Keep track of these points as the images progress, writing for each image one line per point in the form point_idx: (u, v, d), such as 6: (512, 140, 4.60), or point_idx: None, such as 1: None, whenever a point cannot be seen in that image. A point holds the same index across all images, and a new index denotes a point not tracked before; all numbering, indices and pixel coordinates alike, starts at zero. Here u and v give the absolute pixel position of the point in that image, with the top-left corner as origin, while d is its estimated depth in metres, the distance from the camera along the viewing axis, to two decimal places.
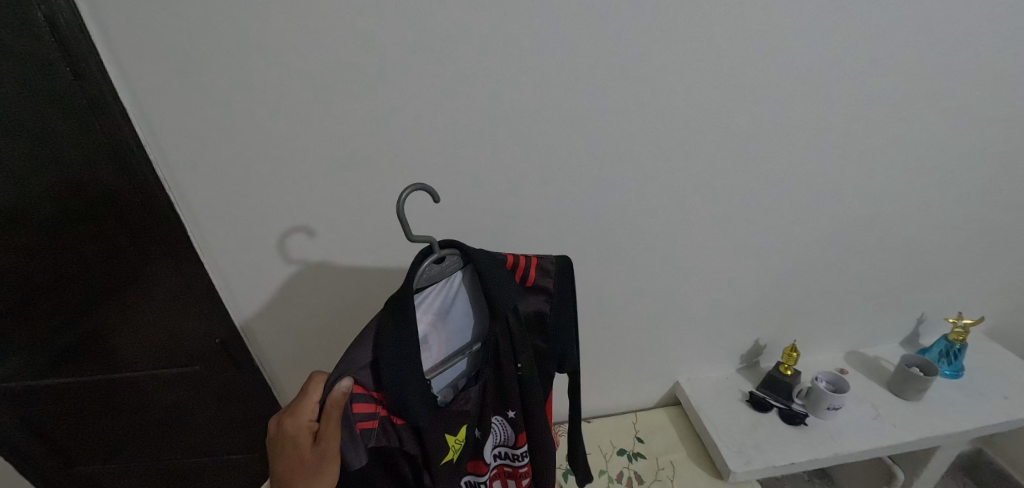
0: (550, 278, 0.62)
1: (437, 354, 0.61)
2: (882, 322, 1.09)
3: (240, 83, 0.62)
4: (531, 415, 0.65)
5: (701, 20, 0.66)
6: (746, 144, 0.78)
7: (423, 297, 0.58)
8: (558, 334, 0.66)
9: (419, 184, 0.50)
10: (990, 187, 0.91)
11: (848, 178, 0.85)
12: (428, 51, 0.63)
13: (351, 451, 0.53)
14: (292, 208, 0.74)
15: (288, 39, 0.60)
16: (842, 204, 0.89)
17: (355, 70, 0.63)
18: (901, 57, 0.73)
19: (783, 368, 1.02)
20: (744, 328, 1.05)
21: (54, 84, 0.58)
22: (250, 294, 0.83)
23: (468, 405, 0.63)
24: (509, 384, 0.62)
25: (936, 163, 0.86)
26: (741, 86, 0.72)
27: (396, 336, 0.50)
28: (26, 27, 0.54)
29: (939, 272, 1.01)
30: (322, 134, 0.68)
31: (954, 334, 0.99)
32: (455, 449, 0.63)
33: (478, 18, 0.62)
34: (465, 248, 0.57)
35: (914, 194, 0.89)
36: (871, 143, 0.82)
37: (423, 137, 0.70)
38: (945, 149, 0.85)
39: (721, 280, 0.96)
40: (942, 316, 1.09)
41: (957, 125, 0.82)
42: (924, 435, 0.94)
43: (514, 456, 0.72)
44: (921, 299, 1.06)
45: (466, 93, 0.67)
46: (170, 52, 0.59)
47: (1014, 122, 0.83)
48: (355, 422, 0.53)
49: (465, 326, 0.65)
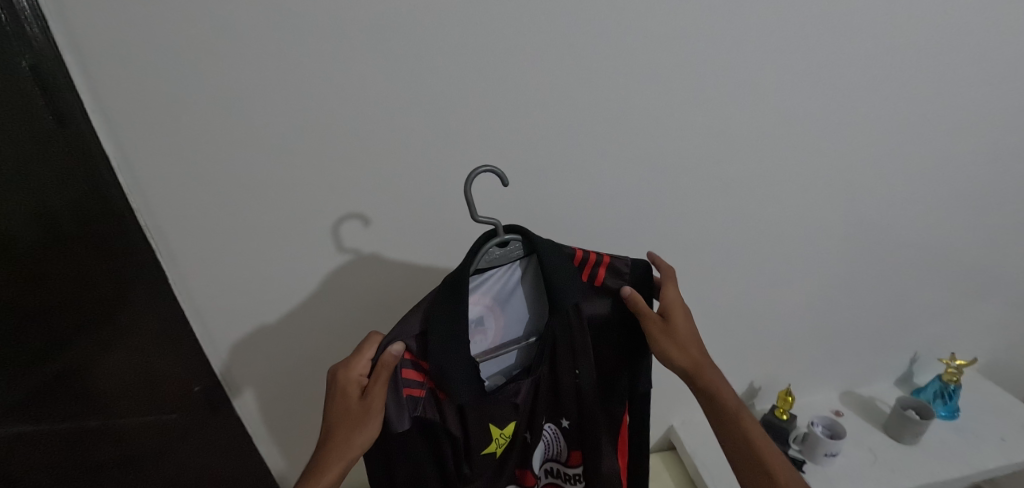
0: (621, 281, 0.54)
1: (492, 338, 0.57)
2: (875, 361, 1.08)
3: (224, 130, 0.63)
4: (588, 429, 0.59)
5: (685, 72, 0.68)
6: (730, 190, 0.79)
7: (479, 280, 0.53)
8: (624, 344, 0.58)
9: (487, 166, 0.49)
10: (973, 230, 0.92)
11: (832, 221, 0.86)
12: (419, 100, 0.65)
13: (396, 414, 0.50)
14: (336, 196, 0.71)
15: (283, 97, 0.62)
16: (828, 247, 0.90)
17: (350, 118, 0.65)
18: (878, 106, 0.76)
19: (779, 412, 1.00)
20: (738, 371, 1.03)
21: (30, 135, 0.55)
22: (228, 326, 0.83)
23: (520, 400, 0.57)
24: (565, 387, 0.57)
25: (918, 206, 0.88)
26: (725, 134, 0.74)
27: (444, 321, 0.47)
28: (9, 77, 0.51)
29: (929, 313, 1.01)
30: (304, 180, 0.69)
31: (948, 374, 0.97)
32: (499, 442, 0.57)
33: (468, 73, 0.64)
34: (531, 238, 0.49)
35: (898, 237, 0.91)
36: (853, 189, 0.83)
37: (411, 184, 0.71)
38: (927, 191, 0.86)
39: (713, 323, 0.95)
40: (936, 356, 1.08)
41: (935, 170, 0.84)
42: (923, 481, 0.92)
43: (568, 476, 0.65)
44: (914, 339, 1.05)
45: (457, 141, 0.68)
46: (160, 109, 0.60)
47: (987, 168, 0.86)
48: (401, 387, 0.50)
49: (523, 318, 0.58)
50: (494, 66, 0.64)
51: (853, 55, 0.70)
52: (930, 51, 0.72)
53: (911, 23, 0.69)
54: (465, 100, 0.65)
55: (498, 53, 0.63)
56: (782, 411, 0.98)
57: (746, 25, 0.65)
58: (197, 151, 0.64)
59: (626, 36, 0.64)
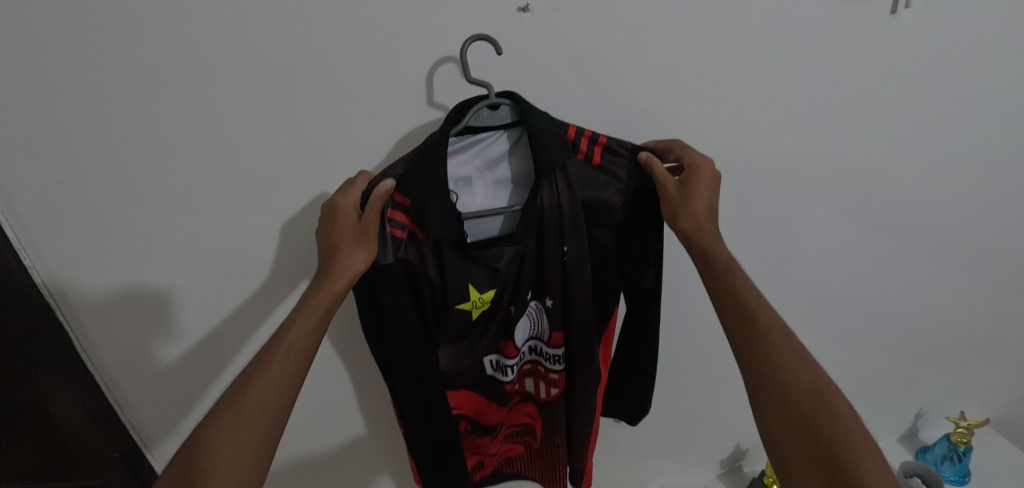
0: (623, 165, 0.41)
1: (480, 205, 0.43)
2: (875, 423, 1.00)
3: (108, 114, 0.48)
4: (580, 317, 0.43)
5: (650, 60, 0.56)
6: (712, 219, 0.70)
7: (461, 142, 0.40)
8: (627, 237, 0.44)
9: (478, 35, 0.42)
10: (972, 285, 0.85)
11: (827, 268, 0.79)
12: (286, 34, 0.47)
13: (385, 254, 0.39)
14: (394, 77, 0.51)
15: (183, 65, 0.47)
16: (820, 301, 0.82)
17: (188, 54, 0.47)
18: (874, 145, 0.69)
19: (767, 479, 0.91)
20: (724, 430, 0.94)
21: None
22: (112, 346, 0.63)
23: (500, 272, 0.42)
24: (550, 272, 0.41)
25: (919, 253, 0.80)
26: (703, 142, 0.63)
27: (431, 161, 0.37)
28: None
29: (927, 371, 0.94)
30: (169, 149, 0.51)
31: (956, 435, 0.88)
32: (478, 312, 0.43)
33: (415, 34, 0.49)
34: (519, 103, 0.37)
35: (899, 292, 0.83)
36: (855, 243, 0.77)
37: (298, 134, 0.53)
38: (929, 235, 0.78)
39: (698, 382, 0.86)
40: (941, 412, 0.99)
41: (943, 213, 0.76)
42: None
43: (549, 357, 0.48)
44: (917, 396, 0.97)
45: (359, 91, 0.51)
46: (57, 118, 0.48)
47: (1002, 209, 0.78)
48: (387, 229, 0.39)
49: (512, 191, 0.43)
50: (447, 30, 0.50)
51: (846, 94, 0.64)
52: (924, 97, 0.66)
53: (904, 66, 0.63)
54: (415, 66, 0.51)
55: (453, 15, 0.49)
56: (770, 478, 0.90)
57: (734, 41, 0.57)
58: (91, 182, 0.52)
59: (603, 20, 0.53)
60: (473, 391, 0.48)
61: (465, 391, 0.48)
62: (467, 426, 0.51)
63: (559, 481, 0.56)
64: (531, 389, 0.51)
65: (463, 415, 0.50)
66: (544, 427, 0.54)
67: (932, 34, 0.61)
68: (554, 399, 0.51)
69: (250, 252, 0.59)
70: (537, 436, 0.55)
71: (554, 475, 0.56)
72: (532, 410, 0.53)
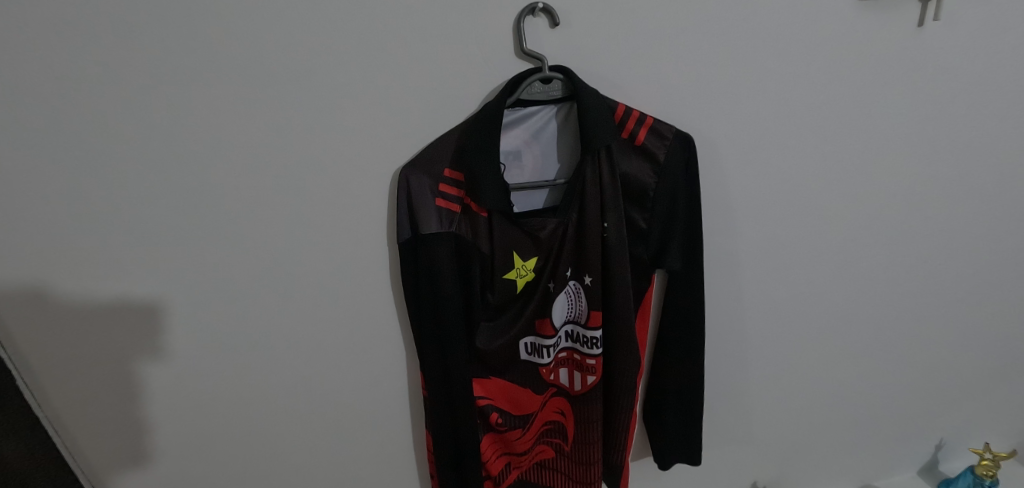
0: (664, 146, 0.50)
1: (529, 173, 0.54)
2: (895, 455, 0.95)
3: (106, 105, 0.46)
4: (613, 294, 0.53)
5: (680, 62, 0.54)
6: (733, 238, 0.67)
7: (516, 116, 0.51)
8: (659, 207, 0.52)
9: (535, 6, 0.46)
10: (989, 312, 0.83)
11: (850, 291, 0.76)
12: (298, 24, 0.45)
13: (435, 217, 0.49)
14: (413, 71, 0.49)
15: (180, 51, 0.45)
16: (841, 325, 0.79)
17: (194, 43, 0.45)
18: (898, 166, 0.67)
19: None
20: (743, 463, 0.88)
21: None
22: (69, 368, 0.58)
23: (543, 236, 0.50)
24: (591, 245, 0.50)
25: (937, 279, 0.78)
26: (730, 152, 0.61)
27: (482, 134, 0.46)
28: None
29: (946, 401, 0.91)
30: (171, 142, 0.49)
31: (982, 468, 0.83)
32: (518, 275, 0.53)
33: (436, 27, 0.47)
34: (569, 75, 0.46)
35: (920, 316, 0.81)
36: (877, 267, 0.75)
37: (305, 124, 0.50)
38: (949, 260, 0.76)
39: (717, 414, 0.82)
40: (959, 442, 0.96)
41: (965, 233, 0.74)
42: None
43: (585, 341, 0.57)
44: (937, 427, 0.93)
45: (374, 83, 0.49)
46: (51, 110, 0.45)
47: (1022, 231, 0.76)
48: (435, 197, 0.49)
49: (553, 160, 0.54)
50: (472, 27, 0.48)
51: (869, 115, 0.62)
52: (945, 121, 0.65)
53: (930, 86, 0.62)
54: (439, 63, 0.49)
55: (483, 14, 0.47)
56: None
57: (760, 51, 0.55)
58: (79, 183, 0.49)
59: (630, 22, 0.50)
60: (505, 380, 0.58)
61: (495, 378, 0.58)
62: (499, 418, 0.59)
63: (593, 479, 0.63)
64: (565, 381, 0.60)
65: (498, 406, 0.59)
66: (574, 424, 0.62)
67: (956, 56, 0.60)
68: (591, 386, 0.59)
69: (254, 255, 0.56)
70: (568, 437, 0.63)
71: (584, 474, 0.63)
72: (562, 407, 0.62)
